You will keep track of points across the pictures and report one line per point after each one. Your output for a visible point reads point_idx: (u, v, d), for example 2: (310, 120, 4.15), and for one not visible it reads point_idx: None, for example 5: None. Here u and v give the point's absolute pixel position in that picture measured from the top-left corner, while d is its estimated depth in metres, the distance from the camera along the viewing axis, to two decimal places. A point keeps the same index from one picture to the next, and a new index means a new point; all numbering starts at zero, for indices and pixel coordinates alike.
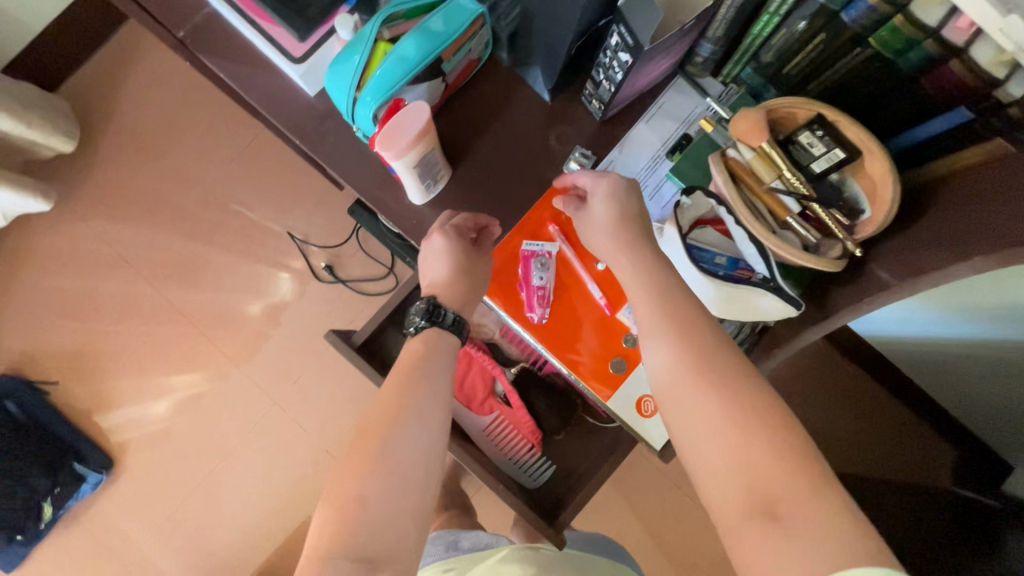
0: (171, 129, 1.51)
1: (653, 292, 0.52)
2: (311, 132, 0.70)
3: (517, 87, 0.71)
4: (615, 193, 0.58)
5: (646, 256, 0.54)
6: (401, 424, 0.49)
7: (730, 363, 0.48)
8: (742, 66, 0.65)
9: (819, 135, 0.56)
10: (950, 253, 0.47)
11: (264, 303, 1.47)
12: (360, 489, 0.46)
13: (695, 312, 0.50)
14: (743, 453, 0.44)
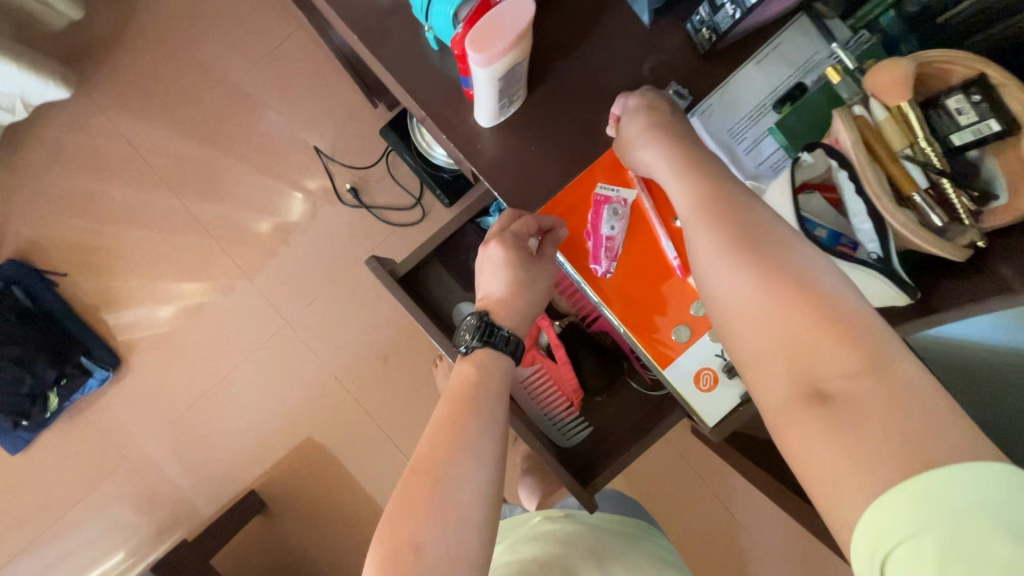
0: (198, 18, 1.39)
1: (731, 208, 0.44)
2: (370, 27, 0.61)
3: (612, 3, 0.61)
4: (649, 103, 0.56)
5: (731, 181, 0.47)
6: (454, 456, 0.45)
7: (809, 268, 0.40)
8: (883, 10, 0.56)
9: (974, 100, 0.48)
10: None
11: (274, 221, 1.41)
12: (421, 530, 0.42)
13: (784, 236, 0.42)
14: (815, 374, 0.37)
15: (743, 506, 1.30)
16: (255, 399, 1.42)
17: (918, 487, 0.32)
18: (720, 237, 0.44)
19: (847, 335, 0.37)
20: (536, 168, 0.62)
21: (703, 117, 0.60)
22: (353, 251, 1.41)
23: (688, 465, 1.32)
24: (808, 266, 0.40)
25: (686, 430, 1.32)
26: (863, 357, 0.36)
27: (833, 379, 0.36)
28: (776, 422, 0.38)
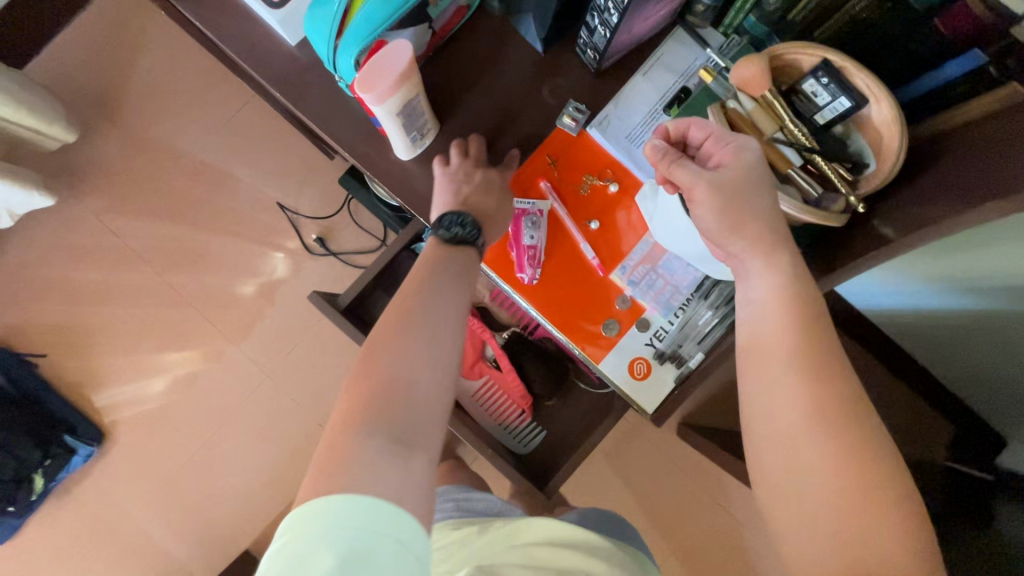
0: (157, 98, 1.47)
1: (808, 358, 0.46)
2: (292, 84, 0.67)
3: (508, 37, 0.67)
4: (754, 172, 0.49)
5: (815, 323, 0.47)
6: (399, 349, 0.47)
7: (866, 432, 0.43)
8: (745, 15, 0.62)
9: (824, 82, 0.53)
10: (954, 204, 0.45)
11: (261, 280, 1.45)
12: (392, 375, 0.45)
13: (841, 382, 0.45)
14: (867, 561, 0.40)
15: (737, 504, 1.30)
16: (243, 457, 1.42)
17: None
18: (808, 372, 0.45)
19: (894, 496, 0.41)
20: None
21: (601, 127, 0.65)
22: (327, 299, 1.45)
23: (677, 469, 1.32)
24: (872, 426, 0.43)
25: (670, 433, 1.33)
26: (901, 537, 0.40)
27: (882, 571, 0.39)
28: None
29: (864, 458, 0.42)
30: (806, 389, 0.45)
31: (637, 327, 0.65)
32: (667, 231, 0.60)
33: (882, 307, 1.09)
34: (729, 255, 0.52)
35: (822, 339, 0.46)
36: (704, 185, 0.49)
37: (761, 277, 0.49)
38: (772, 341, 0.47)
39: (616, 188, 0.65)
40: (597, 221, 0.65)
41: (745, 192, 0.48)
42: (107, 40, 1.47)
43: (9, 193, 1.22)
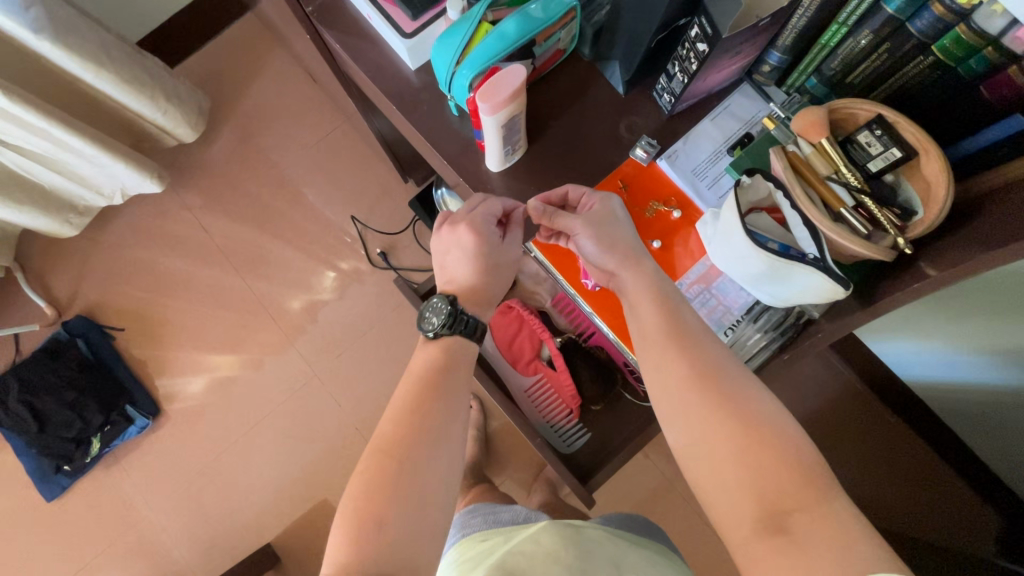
0: (263, 115, 1.67)
1: (680, 330, 0.55)
2: (406, 100, 0.79)
3: (594, 79, 0.78)
4: (613, 213, 0.64)
5: (680, 305, 0.57)
6: (416, 446, 0.54)
7: (742, 386, 0.51)
8: (807, 77, 0.70)
9: (878, 134, 0.60)
10: (989, 243, 0.51)
11: (305, 298, 1.56)
12: (407, 462, 0.53)
13: (705, 345, 0.54)
14: (778, 511, 0.45)
15: None
16: (279, 448, 1.48)
17: None
18: (670, 337, 0.55)
19: (775, 439, 0.48)
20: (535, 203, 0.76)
21: (670, 160, 0.74)
22: (382, 311, 1.55)
23: (702, 520, 1.33)
24: (737, 383, 0.51)
25: None
26: (800, 481, 0.46)
27: (792, 514, 0.45)
28: (736, 545, 0.47)
29: (737, 416, 0.49)
30: (680, 354, 0.53)
31: None
32: (724, 255, 0.67)
33: (920, 377, 1.10)
34: (608, 274, 0.63)
35: (685, 317, 0.56)
36: (579, 221, 0.63)
37: (633, 278, 0.60)
38: (651, 325, 0.56)
39: (679, 215, 0.73)
40: (659, 240, 0.72)
41: (612, 225, 0.63)
42: (230, 63, 1.70)
43: (126, 174, 1.38)
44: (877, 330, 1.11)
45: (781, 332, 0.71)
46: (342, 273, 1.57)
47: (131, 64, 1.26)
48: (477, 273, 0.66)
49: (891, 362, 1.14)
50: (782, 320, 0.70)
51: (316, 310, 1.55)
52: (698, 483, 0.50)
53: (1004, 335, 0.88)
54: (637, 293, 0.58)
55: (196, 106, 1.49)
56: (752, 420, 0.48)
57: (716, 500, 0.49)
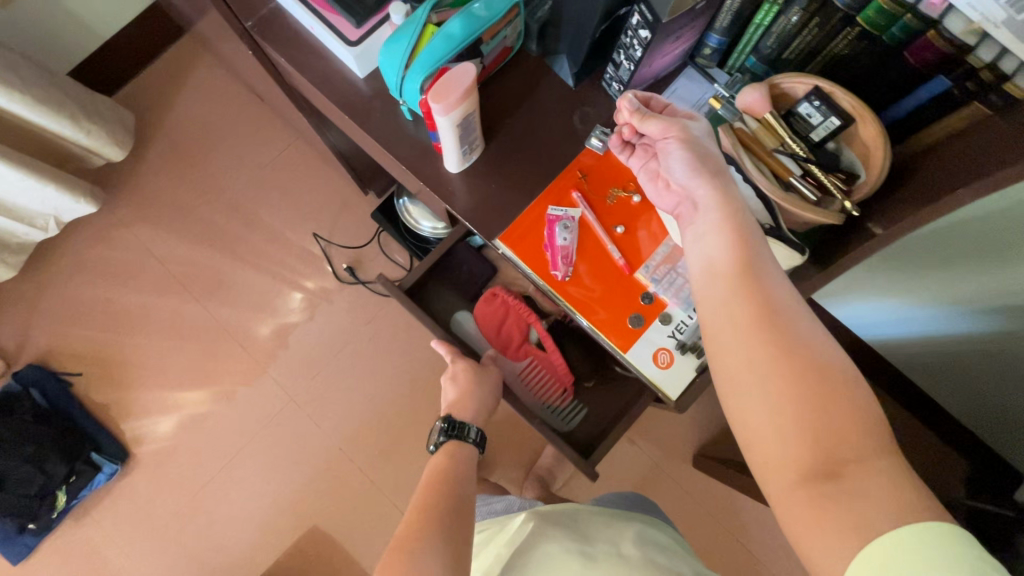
0: (211, 138, 1.62)
1: (749, 262, 0.51)
2: (358, 109, 0.78)
3: (544, 74, 0.79)
4: (700, 127, 0.59)
5: (745, 229, 0.53)
6: (429, 532, 0.60)
7: (807, 331, 0.48)
8: (746, 56, 0.73)
9: (816, 104, 0.62)
10: (926, 199, 0.57)
11: (273, 323, 1.52)
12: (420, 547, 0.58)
13: (771, 282, 0.50)
14: (833, 461, 0.44)
15: (755, 536, 1.34)
16: (261, 478, 1.44)
17: (879, 551, 0.40)
18: (735, 269, 0.52)
19: (838, 386, 0.46)
20: (499, 201, 0.76)
21: None
22: (354, 326, 1.52)
23: (691, 497, 1.36)
24: (802, 324, 0.48)
25: (685, 462, 1.38)
26: (856, 432, 0.44)
27: (845, 465, 0.43)
28: (780, 496, 0.46)
29: (801, 365, 0.46)
30: (746, 290, 0.50)
31: (661, 320, 0.72)
32: None
33: (884, 336, 1.17)
34: (682, 191, 0.58)
35: (758, 249, 0.52)
36: (680, 125, 0.58)
37: (710, 193, 0.55)
38: (718, 255, 0.53)
39: (639, 199, 0.74)
40: (623, 225, 0.74)
41: (699, 138, 0.58)
42: (171, 87, 1.64)
43: (58, 198, 1.32)
44: (837, 294, 1.17)
45: None
46: (311, 293, 1.53)
47: (48, 87, 1.22)
48: (462, 392, 0.84)
49: (854, 325, 1.21)
50: None
51: (284, 335, 1.51)
52: (743, 425, 0.48)
53: (973, 283, 0.89)
54: (708, 219, 0.54)
55: (119, 122, 1.46)
56: (820, 366, 0.46)
57: (762, 445, 0.47)
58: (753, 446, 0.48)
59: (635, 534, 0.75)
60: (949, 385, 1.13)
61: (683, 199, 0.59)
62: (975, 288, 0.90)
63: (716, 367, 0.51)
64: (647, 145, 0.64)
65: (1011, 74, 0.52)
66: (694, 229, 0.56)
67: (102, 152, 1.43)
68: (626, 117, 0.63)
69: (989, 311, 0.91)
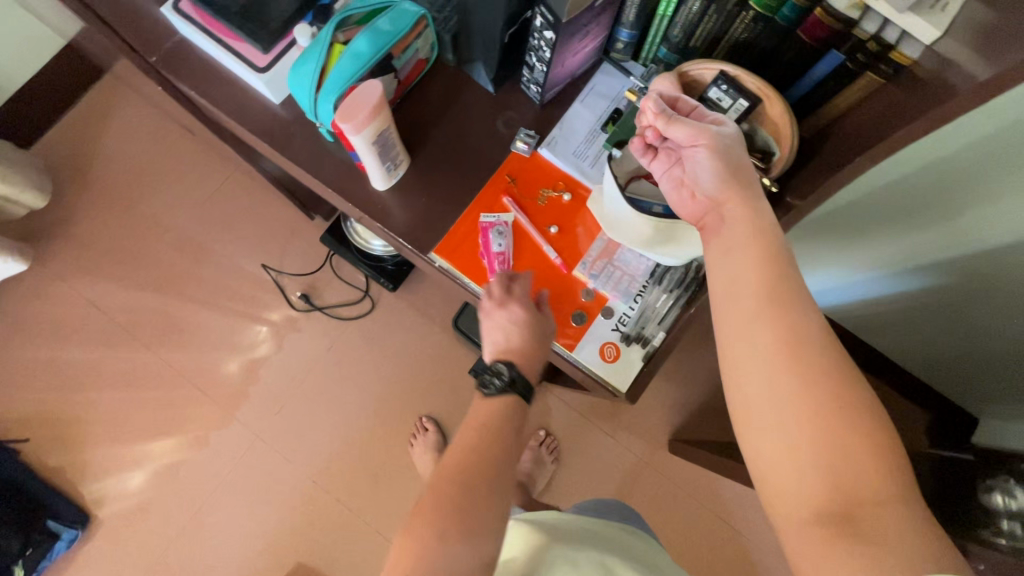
0: (143, 178, 1.56)
1: (771, 289, 0.50)
2: (277, 136, 0.76)
3: (464, 82, 0.79)
4: (729, 132, 0.57)
5: (766, 253, 0.52)
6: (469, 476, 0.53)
7: (838, 369, 0.47)
8: (657, 47, 0.75)
9: (724, 89, 0.64)
10: (836, 168, 0.62)
11: (241, 359, 1.47)
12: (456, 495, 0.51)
13: (799, 314, 0.49)
14: (850, 503, 0.44)
15: (737, 512, 1.36)
16: (235, 522, 1.39)
17: None
18: (763, 293, 0.50)
19: (863, 425, 0.45)
20: (432, 214, 0.76)
21: (550, 147, 0.76)
22: (315, 354, 1.48)
23: (671, 482, 1.38)
24: (832, 359, 0.48)
25: (662, 448, 1.39)
26: (875, 475, 0.44)
27: (860, 506, 0.43)
28: (792, 533, 0.46)
29: (827, 402, 0.46)
30: (774, 315, 0.49)
31: (603, 315, 0.72)
32: (615, 226, 0.69)
33: (839, 302, 1.23)
34: (709, 202, 0.57)
35: (787, 271, 0.51)
36: (711, 134, 0.55)
37: (739, 210, 0.54)
38: (742, 273, 0.52)
39: (569, 197, 0.75)
40: (556, 225, 0.74)
41: (730, 144, 0.56)
42: (95, 130, 1.57)
43: None
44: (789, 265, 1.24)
45: (686, 290, 0.72)
46: (274, 326, 1.49)
47: None
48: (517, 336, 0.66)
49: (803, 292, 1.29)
50: (685, 278, 0.72)
51: (253, 371, 1.47)
52: (759, 455, 0.49)
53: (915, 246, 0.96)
54: (735, 235, 0.54)
55: (30, 165, 1.44)
56: (842, 404, 0.46)
57: (778, 481, 0.47)
58: (767, 477, 0.48)
59: (627, 546, 0.77)
60: (902, 343, 1.19)
61: (708, 209, 0.57)
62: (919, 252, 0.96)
63: (734, 394, 0.50)
64: (671, 148, 0.61)
65: (894, 43, 0.55)
66: (719, 242, 0.55)
67: (20, 198, 1.40)
68: (650, 118, 0.59)
69: (930, 269, 0.97)
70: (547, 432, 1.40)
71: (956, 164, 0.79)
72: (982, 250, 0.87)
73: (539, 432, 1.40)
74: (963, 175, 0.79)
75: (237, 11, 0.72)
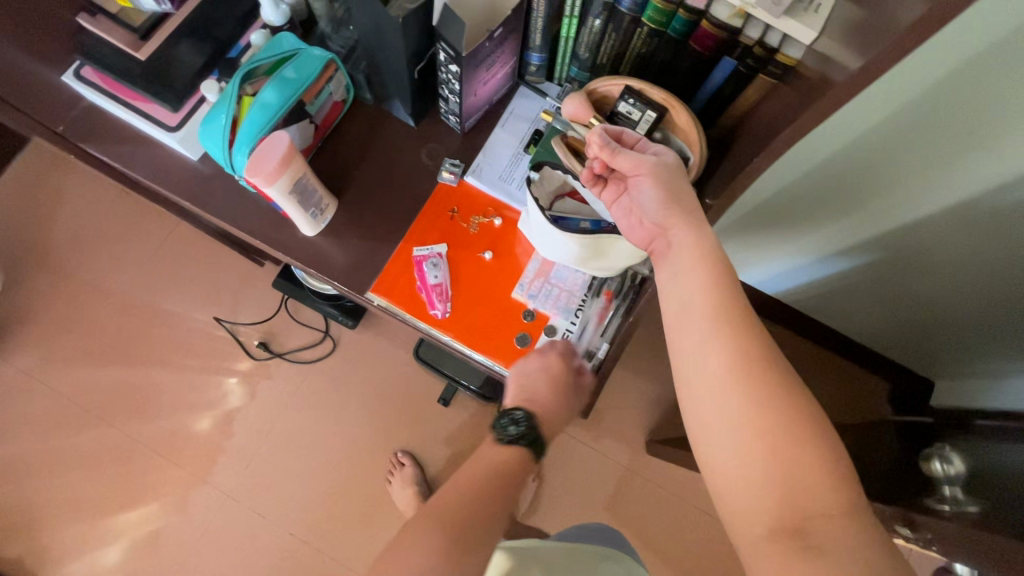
0: (82, 243, 1.51)
1: (716, 312, 0.53)
2: (198, 192, 0.74)
3: (385, 119, 0.79)
4: (671, 163, 0.60)
5: (710, 276, 0.55)
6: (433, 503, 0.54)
7: (787, 387, 0.50)
8: (569, 66, 0.77)
9: (632, 102, 0.66)
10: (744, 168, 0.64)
11: (213, 414, 1.41)
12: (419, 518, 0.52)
13: (749, 335, 0.52)
14: (803, 517, 0.46)
15: None
16: None
17: None
18: (710, 318, 0.53)
19: (813, 439, 0.48)
20: (366, 253, 0.75)
21: (476, 174, 0.77)
22: (280, 403, 1.43)
23: (655, 483, 1.38)
24: (779, 377, 0.51)
25: (640, 451, 1.40)
26: (826, 487, 0.47)
27: (812, 519, 0.46)
28: (751, 548, 0.48)
29: (779, 418, 0.49)
30: (724, 339, 0.52)
31: (547, 334, 0.72)
32: (546, 245, 0.70)
33: (789, 288, 1.26)
34: (655, 229, 0.59)
35: (737, 296, 0.54)
36: (650, 165, 0.58)
37: (679, 236, 0.57)
38: (692, 297, 0.55)
39: (500, 222, 0.75)
40: (491, 251, 0.75)
41: (671, 174, 0.59)
42: (26, 200, 1.52)
43: None
44: (742, 262, 1.27)
45: (624, 301, 0.74)
46: (242, 376, 1.44)
47: None
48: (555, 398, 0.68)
49: (758, 284, 1.32)
50: (622, 288, 0.74)
51: (227, 424, 1.41)
52: (720, 475, 0.51)
53: (851, 228, 1.00)
54: (682, 259, 0.56)
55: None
56: (792, 424, 0.49)
57: (738, 501, 0.49)
58: (726, 492, 0.51)
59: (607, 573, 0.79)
60: (854, 322, 1.23)
61: (654, 235, 0.59)
62: (855, 235, 1.01)
63: (695, 419, 0.53)
64: (617, 180, 0.63)
65: (777, 47, 0.58)
66: (668, 266, 0.57)
67: None
68: (596, 151, 0.61)
69: (868, 249, 1.02)
70: None
71: (875, 142, 0.82)
72: (912, 220, 0.91)
73: None
74: (882, 152, 0.83)
75: (141, 73, 0.70)
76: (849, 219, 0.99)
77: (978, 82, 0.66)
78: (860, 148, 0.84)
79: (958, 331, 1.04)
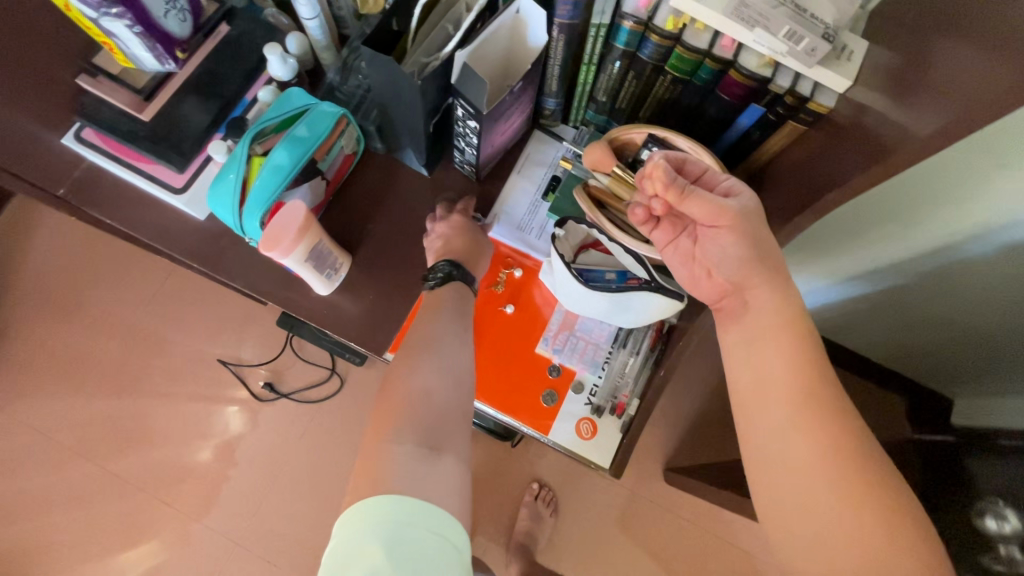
0: (75, 283, 1.45)
1: (787, 370, 0.51)
2: (207, 252, 0.72)
3: (397, 168, 0.77)
4: (750, 204, 0.54)
5: (776, 332, 0.52)
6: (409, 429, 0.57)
7: (867, 453, 0.48)
8: (586, 110, 0.75)
9: (657, 151, 0.64)
10: (788, 209, 0.63)
11: (217, 444, 1.37)
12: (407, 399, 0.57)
13: (824, 396, 0.50)
14: None
15: (743, 532, 1.34)
16: None
17: None
18: (783, 379, 0.51)
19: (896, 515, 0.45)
20: (384, 309, 0.73)
21: (494, 224, 0.74)
22: (287, 442, 1.38)
23: (674, 512, 1.35)
24: (858, 446, 0.48)
25: (658, 480, 1.36)
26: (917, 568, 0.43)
27: None
28: None
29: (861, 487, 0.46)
30: (797, 402, 0.50)
31: (574, 390, 0.70)
32: (571, 300, 0.67)
33: (808, 307, 1.23)
34: (730, 287, 0.55)
35: (815, 362, 0.51)
36: (733, 212, 0.52)
37: (760, 293, 0.54)
38: (764, 358, 0.52)
39: (520, 273, 0.73)
40: (512, 303, 0.72)
41: (752, 222, 0.53)
42: (17, 240, 1.47)
43: None
44: None
45: (652, 351, 0.72)
46: (244, 404, 1.39)
47: None
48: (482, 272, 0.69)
49: None
50: (649, 339, 0.72)
51: (231, 454, 1.36)
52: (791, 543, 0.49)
53: (873, 253, 0.97)
54: (761, 325, 0.53)
55: None
56: (874, 500, 0.46)
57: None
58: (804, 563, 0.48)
59: None
60: (871, 343, 1.20)
61: (730, 292, 0.56)
62: (879, 261, 0.98)
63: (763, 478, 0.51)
64: (681, 221, 0.58)
65: (809, 96, 0.56)
66: (742, 328, 0.54)
67: None
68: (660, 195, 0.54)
69: (891, 274, 0.98)
70: (540, 483, 1.35)
71: (916, 178, 0.80)
72: (930, 253, 0.89)
73: (533, 485, 1.35)
74: (900, 184, 0.82)
75: (146, 134, 0.68)
76: (874, 246, 0.96)
77: (1005, 133, 0.66)
78: (898, 181, 0.82)
79: (968, 363, 1.02)
